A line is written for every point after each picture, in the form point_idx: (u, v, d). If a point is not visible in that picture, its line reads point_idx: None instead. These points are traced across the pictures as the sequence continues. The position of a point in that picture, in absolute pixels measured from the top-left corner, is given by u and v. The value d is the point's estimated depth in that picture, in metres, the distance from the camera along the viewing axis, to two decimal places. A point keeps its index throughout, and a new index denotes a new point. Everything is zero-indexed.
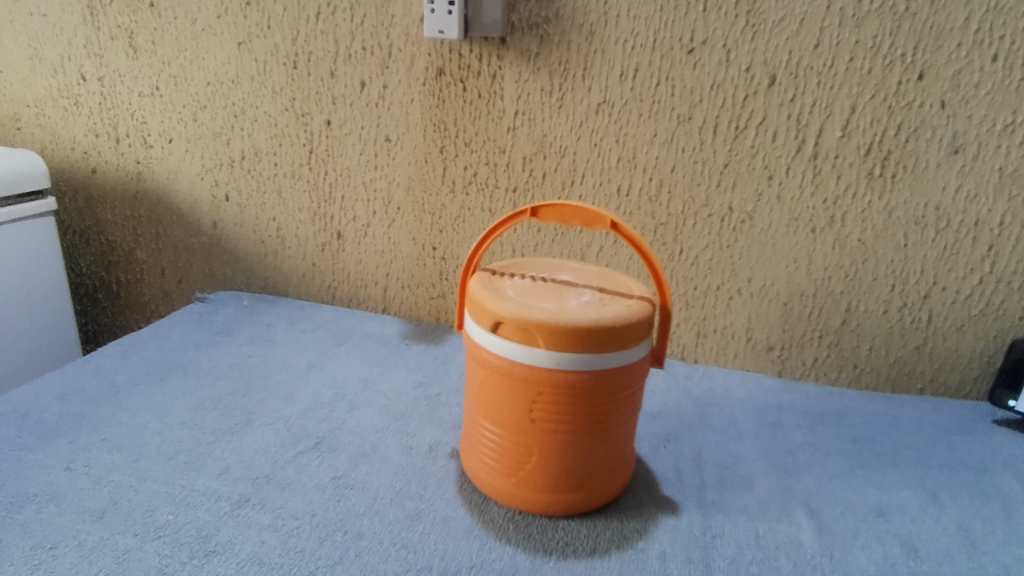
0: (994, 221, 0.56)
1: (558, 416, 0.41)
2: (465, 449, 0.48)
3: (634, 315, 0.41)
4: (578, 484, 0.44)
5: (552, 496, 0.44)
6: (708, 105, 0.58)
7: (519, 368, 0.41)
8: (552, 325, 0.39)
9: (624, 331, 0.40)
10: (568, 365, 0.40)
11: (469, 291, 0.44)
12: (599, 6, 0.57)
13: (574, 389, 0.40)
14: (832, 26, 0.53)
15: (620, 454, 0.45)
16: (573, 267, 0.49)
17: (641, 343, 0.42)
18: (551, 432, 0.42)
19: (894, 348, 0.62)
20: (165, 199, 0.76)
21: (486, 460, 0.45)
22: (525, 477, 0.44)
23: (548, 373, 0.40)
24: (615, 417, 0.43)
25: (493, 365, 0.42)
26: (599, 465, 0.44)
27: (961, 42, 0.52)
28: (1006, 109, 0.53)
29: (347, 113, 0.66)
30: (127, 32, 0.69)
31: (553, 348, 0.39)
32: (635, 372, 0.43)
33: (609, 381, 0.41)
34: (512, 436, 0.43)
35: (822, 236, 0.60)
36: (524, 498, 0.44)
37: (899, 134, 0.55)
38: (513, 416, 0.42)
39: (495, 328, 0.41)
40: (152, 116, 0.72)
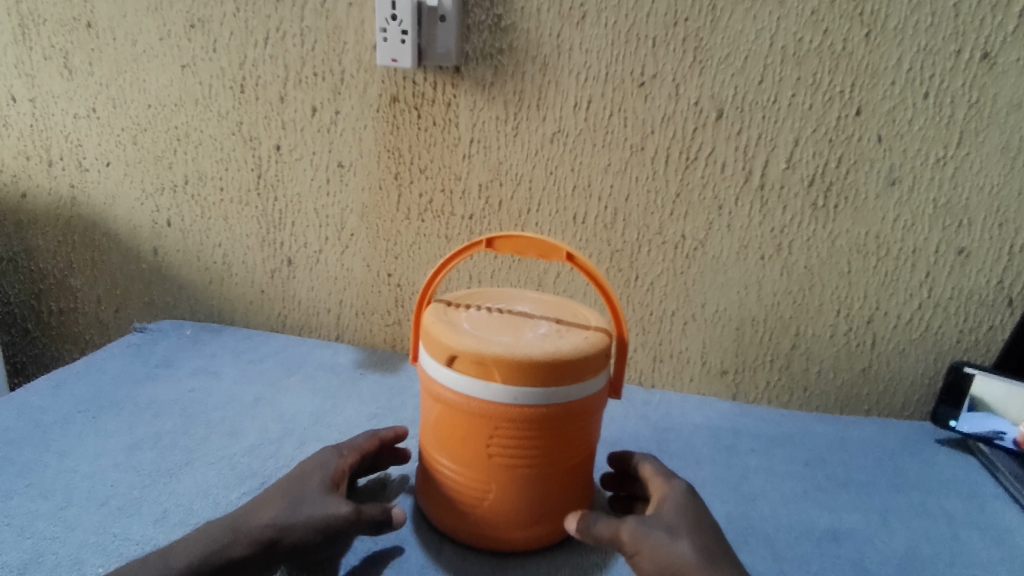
0: (929, 249, 0.59)
1: (515, 450, 0.40)
2: (420, 485, 0.46)
3: (590, 347, 0.40)
4: (538, 519, 0.43)
5: (511, 532, 0.42)
6: (660, 136, 0.59)
7: (475, 402, 0.39)
8: (507, 360, 0.38)
9: (582, 363, 0.40)
10: (524, 399, 0.39)
11: (424, 324, 0.43)
12: (552, 39, 0.58)
13: (532, 423, 0.39)
14: (775, 63, 0.55)
15: (579, 487, 0.44)
16: (530, 298, 0.48)
17: (599, 375, 0.42)
18: (508, 468, 0.41)
19: (841, 371, 0.64)
20: (102, 224, 0.72)
21: (442, 497, 0.43)
22: (483, 514, 0.42)
23: (504, 407, 0.39)
24: (574, 449, 0.42)
25: (449, 400, 0.40)
26: (557, 500, 0.43)
27: (894, 80, 0.54)
28: (938, 144, 0.56)
29: (298, 138, 0.64)
30: (61, 52, 0.65)
31: (509, 382, 0.38)
32: (593, 403, 0.42)
33: (567, 413, 0.40)
34: (469, 472, 0.41)
35: (771, 264, 0.61)
36: (482, 536, 0.43)
37: (841, 166, 0.57)
38: (470, 451, 0.41)
39: (451, 361, 0.40)
40: (89, 139, 0.68)
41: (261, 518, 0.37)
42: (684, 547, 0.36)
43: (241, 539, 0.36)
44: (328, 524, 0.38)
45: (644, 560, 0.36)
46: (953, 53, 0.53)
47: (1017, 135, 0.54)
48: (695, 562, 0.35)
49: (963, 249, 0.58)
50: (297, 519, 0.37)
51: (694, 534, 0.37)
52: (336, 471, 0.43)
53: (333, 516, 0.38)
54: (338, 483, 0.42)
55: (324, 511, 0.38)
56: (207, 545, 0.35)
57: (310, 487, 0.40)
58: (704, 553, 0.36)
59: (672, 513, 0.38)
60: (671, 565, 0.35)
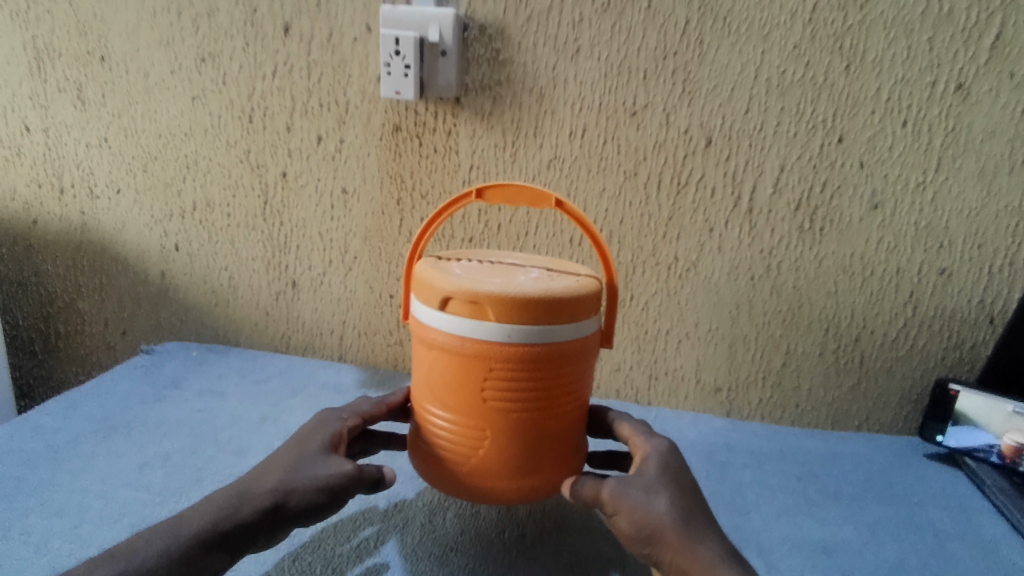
0: (912, 270, 0.61)
1: (510, 393, 0.41)
2: (413, 443, 0.46)
3: (582, 288, 0.41)
4: (533, 467, 0.43)
5: (508, 481, 0.43)
6: (652, 163, 0.61)
7: (469, 343, 0.40)
8: (501, 298, 0.38)
9: (575, 302, 0.40)
10: (519, 338, 0.39)
11: (414, 274, 0.43)
12: (548, 71, 0.60)
13: (527, 363, 0.40)
14: (760, 94, 0.57)
15: (573, 436, 0.45)
16: (519, 255, 0.49)
17: (591, 317, 0.43)
18: (504, 411, 0.41)
19: (831, 388, 0.66)
20: (111, 249, 0.74)
21: (437, 450, 0.43)
22: (479, 463, 0.42)
23: (498, 347, 0.39)
24: (568, 393, 0.43)
25: (443, 345, 0.41)
26: (552, 446, 0.43)
27: (874, 109, 0.56)
28: (917, 169, 0.58)
29: (304, 165, 0.67)
30: (75, 84, 0.65)
31: (503, 320, 0.39)
32: (587, 346, 0.43)
33: (562, 355, 0.41)
34: (464, 418, 0.42)
35: (760, 283, 0.64)
36: (479, 486, 0.43)
37: (825, 191, 0.60)
38: (465, 397, 0.41)
39: (444, 305, 0.40)
40: (99, 167, 0.69)
41: (265, 484, 0.39)
42: (660, 505, 0.37)
43: (248, 504, 0.37)
44: (330, 484, 0.40)
45: (620, 518, 0.38)
46: (929, 84, 0.55)
47: (992, 161, 0.57)
48: (669, 520, 0.37)
49: (944, 269, 0.60)
50: (301, 482, 0.39)
51: (669, 493, 0.39)
52: (336, 434, 0.44)
53: (334, 479, 0.40)
54: (338, 446, 0.44)
55: (326, 475, 0.40)
56: (215, 511, 0.37)
57: (310, 449, 0.42)
58: (679, 511, 0.37)
59: (654, 473, 0.40)
60: (648, 524, 0.37)
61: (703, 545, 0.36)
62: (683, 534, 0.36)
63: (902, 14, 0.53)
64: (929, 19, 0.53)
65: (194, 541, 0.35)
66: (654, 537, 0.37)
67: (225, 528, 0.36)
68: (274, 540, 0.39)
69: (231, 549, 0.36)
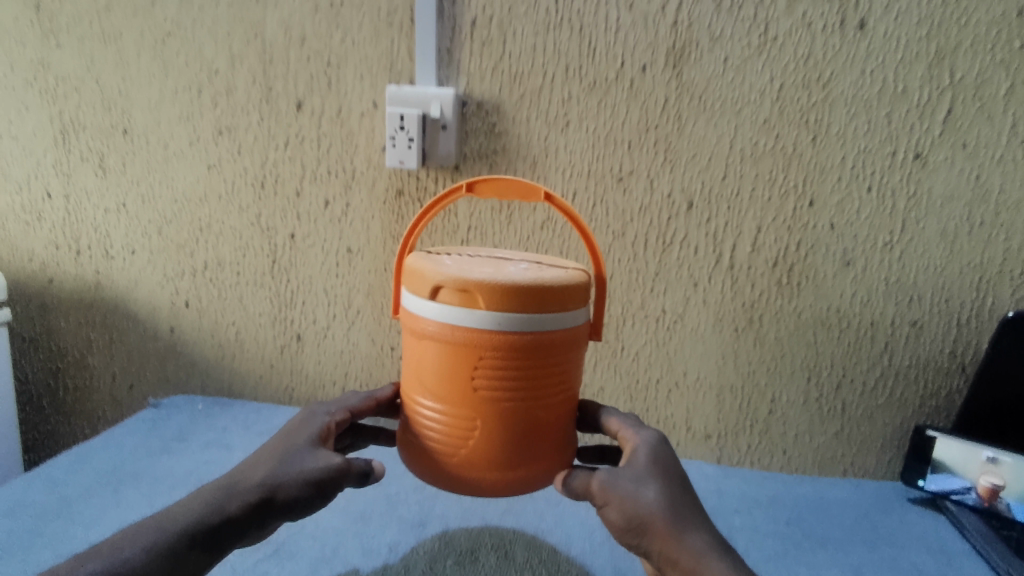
0: (886, 322, 0.64)
1: (501, 383, 0.41)
2: (403, 440, 0.46)
3: (572, 279, 0.42)
4: (524, 462, 0.43)
5: (498, 475, 0.42)
6: (638, 224, 0.65)
7: (460, 332, 0.40)
8: (491, 285, 0.39)
9: (565, 290, 0.41)
10: (509, 326, 0.39)
11: (405, 265, 0.44)
12: (540, 141, 0.64)
13: (517, 352, 0.40)
14: (735, 163, 0.61)
15: (563, 429, 0.45)
16: (510, 252, 0.50)
17: (582, 308, 0.43)
18: (494, 401, 0.41)
19: (816, 434, 0.69)
20: (124, 306, 0.77)
21: (428, 443, 0.43)
22: (469, 457, 0.42)
23: (489, 335, 0.39)
24: (559, 386, 0.43)
25: (433, 335, 0.41)
26: (544, 439, 0.43)
27: (840, 176, 0.60)
28: (884, 230, 0.61)
29: (312, 227, 0.70)
30: (97, 154, 0.69)
31: (493, 308, 0.39)
32: (577, 337, 0.43)
33: (553, 345, 0.41)
34: (455, 408, 0.42)
35: (744, 334, 0.67)
36: (469, 481, 0.42)
37: (800, 249, 0.64)
38: (455, 388, 0.41)
39: (435, 293, 0.41)
40: (116, 230, 0.73)
41: (253, 478, 0.41)
42: (649, 496, 0.40)
43: (236, 498, 0.40)
44: (317, 478, 0.41)
45: (612, 508, 0.41)
46: (890, 153, 0.59)
47: (953, 223, 0.60)
48: (658, 510, 0.40)
49: (916, 322, 0.64)
50: (288, 475, 0.41)
51: (658, 483, 0.41)
52: (324, 429, 0.46)
53: (321, 470, 0.42)
54: (326, 439, 0.46)
55: (312, 466, 0.42)
56: (202, 507, 0.39)
57: (299, 443, 0.44)
58: (667, 501, 0.40)
59: (641, 463, 0.43)
60: (637, 515, 0.40)
61: (690, 534, 0.39)
62: (672, 524, 0.39)
63: (861, 93, 0.57)
64: (886, 96, 0.57)
65: (179, 536, 0.37)
66: (643, 527, 0.40)
67: (212, 522, 0.38)
68: (263, 532, 0.41)
69: (218, 543, 0.39)
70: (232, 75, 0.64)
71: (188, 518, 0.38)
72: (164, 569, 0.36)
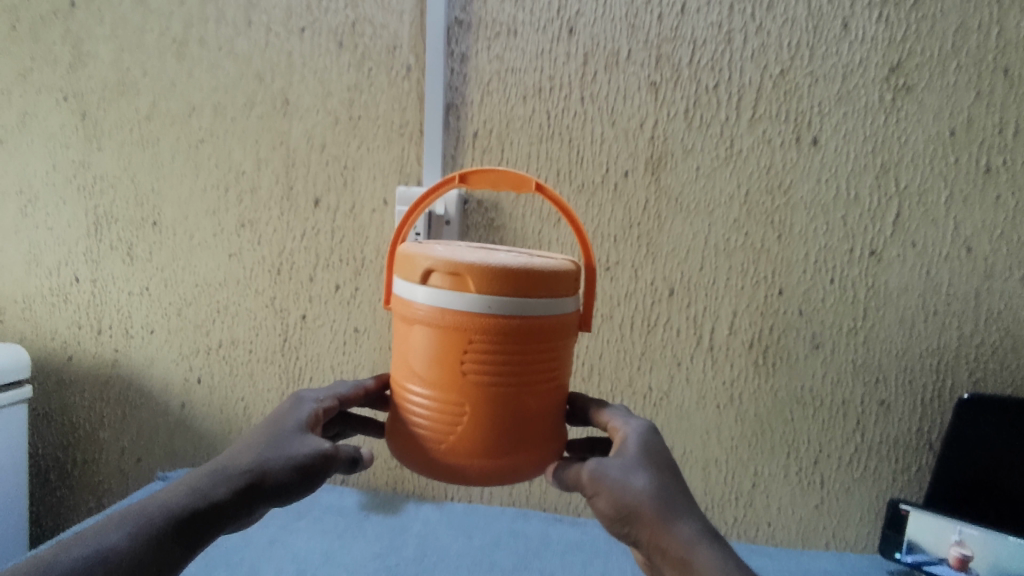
0: (856, 401, 0.69)
1: (489, 366, 0.42)
2: (391, 427, 0.48)
3: (560, 267, 0.44)
4: (508, 449, 0.44)
5: (484, 461, 0.44)
6: (625, 308, 0.71)
7: (450, 314, 0.42)
8: (480, 269, 0.41)
9: (551, 276, 0.43)
10: (497, 309, 0.41)
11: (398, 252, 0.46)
12: (534, 235, 0.71)
13: (504, 335, 0.42)
14: (710, 256, 0.68)
15: (551, 418, 0.46)
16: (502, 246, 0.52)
17: (567, 296, 0.45)
18: (482, 384, 0.42)
19: (799, 507, 0.73)
20: (138, 382, 0.80)
21: (416, 428, 0.45)
22: (455, 442, 0.44)
23: (478, 317, 0.41)
24: (546, 372, 0.45)
25: (424, 318, 0.43)
26: (530, 426, 0.44)
27: (805, 268, 0.67)
28: (847, 317, 0.67)
29: (322, 309, 0.74)
30: (126, 244, 0.75)
31: (482, 290, 0.41)
32: (564, 325, 0.45)
33: (538, 330, 0.42)
34: (444, 392, 0.43)
35: (725, 411, 0.72)
36: (453, 467, 0.44)
37: (773, 332, 0.69)
38: (445, 372, 0.43)
39: (427, 276, 0.43)
40: (138, 311, 0.78)
41: (241, 463, 0.42)
42: (638, 484, 0.42)
43: (222, 484, 0.40)
44: (305, 464, 0.43)
45: (603, 497, 0.42)
46: (847, 250, 0.65)
47: (910, 311, 0.66)
48: (647, 497, 0.41)
49: (883, 401, 0.69)
50: (280, 459, 0.42)
51: (648, 472, 0.43)
52: (312, 415, 0.48)
53: (313, 455, 0.44)
54: (313, 425, 0.47)
55: (304, 450, 0.43)
56: (188, 493, 0.39)
57: (287, 429, 0.45)
58: (656, 489, 0.42)
59: (631, 455, 0.44)
60: (627, 502, 0.41)
61: (680, 523, 0.40)
62: (662, 512, 0.41)
63: (818, 199, 0.64)
64: (840, 201, 0.64)
65: (163, 521, 0.37)
66: (632, 513, 0.41)
67: (200, 507, 0.39)
68: (252, 516, 0.42)
69: (206, 527, 0.39)
70: (258, 176, 0.71)
71: (175, 503, 0.38)
72: (147, 552, 0.36)
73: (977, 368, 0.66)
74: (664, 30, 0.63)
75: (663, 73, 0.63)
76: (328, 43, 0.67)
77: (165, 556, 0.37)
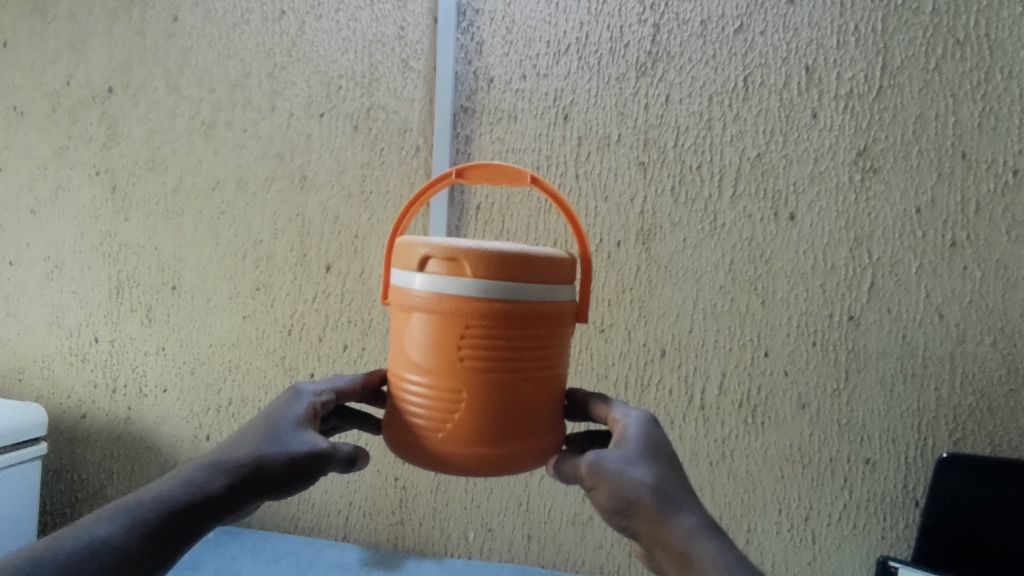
0: (842, 458, 0.71)
1: (484, 349, 0.46)
2: (392, 415, 0.51)
3: (554, 256, 0.47)
4: (502, 433, 0.47)
5: (480, 443, 0.47)
6: (619, 367, 0.74)
7: (448, 298, 0.45)
8: (477, 254, 0.44)
9: (545, 264, 0.46)
10: (492, 292, 0.45)
11: (397, 245, 0.50)
12: None
13: (499, 318, 0.45)
14: (699, 319, 0.72)
15: (544, 403, 0.49)
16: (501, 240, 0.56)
17: (561, 284, 0.48)
18: (478, 366, 0.46)
19: (792, 564, 0.74)
20: (148, 439, 0.82)
21: (416, 413, 0.48)
22: (453, 425, 0.47)
23: (475, 302, 0.45)
24: (539, 356, 0.48)
25: (425, 303, 0.47)
26: (523, 410, 0.48)
27: (788, 332, 0.70)
28: (831, 378, 0.70)
29: (329, 368, 0.76)
30: (146, 306, 0.80)
31: (478, 274, 0.44)
32: (558, 312, 0.48)
33: (531, 315, 0.46)
34: (443, 374, 0.47)
35: (717, 468, 0.74)
36: (451, 449, 0.47)
37: (760, 392, 0.72)
38: (444, 355, 0.46)
39: (426, 266, 0.47)
40: (153, 370, 0.81)
41: (238, 456, 0.45)
42: (637, 477, 0.45)
43: (219, 477, 0.43)
44: (301, 460, 0.47)
45: (603, 490, 0.46)
46: (827, 315, 0.69)
47: (890, 372, 0.68)
48: (646, 490, 0.45)
49: (869, 459, 0.70)
50: (275, 456, 0.46)
51: (646, 468, 0.46)
52: (309, 410, 0.52)
53: (308, 454, 0.47)
54: (311, 419, 0.52)
55: (299, 449, 0.47)
56: (185, 485, 0.42)
57: (285, 425, 0.49)
58: (653, 482, 0.45)
59: (630, 448, 0.48)
60: (627, 494, 0.45)
61: (679, 517, 0.44)
62: (659, 507, 0.44)
63: (798, 268, 0.68)
64: (818, 270, 0.68)
65: (160, 514, 0.40)
66: (632, 505, 0.45)
67: (195, 501, 0.42)
68: (245, 510, 0.45)
69: (200, 520, 0.42)
70: (274, 244, 0.76)
71: (171, 497, 0.41)
72: (144, 543, 0.38)
73: (957, 428, 0.67)
74: (651, 117, 0.69)
75: (651, 155, 0.69)
76: (344, 126, 0.73)
77: (160, 549, 0.39)
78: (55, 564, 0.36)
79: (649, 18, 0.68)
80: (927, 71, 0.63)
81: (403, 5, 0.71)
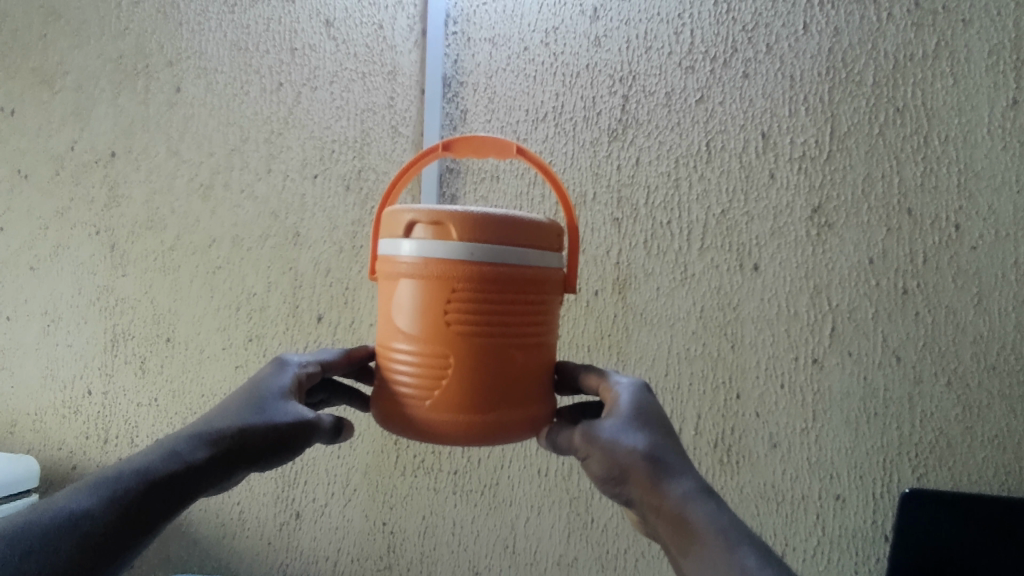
0: (814, 495, 0.73)
1: (470, 312, 0.49)
2: (381, 385, 0.54)
3: (537, 223, 0.51)
4: (487, 396, 0.50)
5: (468, 408, 0.50)
6: None
7: (436, 262, 0.49)
8: (462, 219, 0.48)
9: (527, 228, 0.50)
10: (477, 255, 0.48)
11: (385, 215, 0.54)
12: None
13: (483, 281, 0.48)
14: (674, 363, 0.76)
15: (528, 368, 0.53)
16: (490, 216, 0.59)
17: (544, 250, 0.52)
18: (463, 330, 0.49)
19: None
20: None
21: (406, 381, 0.51)
22: (442, 389, 0.50)
23: (459, 265, 0.48)
24: (524, 320, 0.51)
25: (414, 268, 0.50)
26: (507, 374, 0.51)
27: (758, 374, 0.74)
28: (800, 418, 0.73)
29: None
30: (140, 358, 0.83)
31: (463, 238, 0.48)
32: (541, 278, 0.52)
33: (514, 278, 0.49)
34: (432, 339, 0.50)
35: None
36: (440, 414, 0.50)
37: (734, 433, 0.75)
38: (432, 319, 0.50)
39: (412, 232, 0.50)
40: (144, 421, 0.83)
41: (221, 429, 0.50)
42: (630, 444, 0.50)
43: (202, 450, 0.48)
44: (283, 432, 0.51)
45: (597, 458, 0.50)
46: (793, 358, 0.73)
47: (854, 412, 0.71)
48: (639, 456, 0.49)
49: (839, 495, 0.72)
50: (255, 428, 0.50)
51: (639, 435, 0.50)
52: (295, 380, 0.56)
53: (290, 424, 0.51)
54: (296, 390, 0.56)
55: (281, 419, 0.51)
56: (168, 458, 0.46)
57: (269, 397, 0.53)
58: (645, 448, 0.49)
59: (623, 416, 0.52)
60: (621, 461, 0.49)
61: (674, 481, 0.48)
62: (653, 473, 0.48)
63: (764, 315, 0.73)
64: (782, 316, 0.72)
65: (142, 485, 0.44)
66: (626, 471, 0.49)
67: (177, 473, 0.46)
68: (227, 477, 0.49)
69: (181, 488, 0.46)
70: (267, 296, 0.79)
71: (153, 469, 0.45)
72: (125, 513, 0.43)
73: (919, 464, 0.69)
74: (624, 176, 0.75)
75: (624, 211, 0.75)
76: (335, 186, 0.77)
77: (143, 518, 0.43)
78: (39, 530, 0.40)
79: (618, 89, 0.74)
80: (872, 137, 0.68)
81: (393, 78, 0.76)
